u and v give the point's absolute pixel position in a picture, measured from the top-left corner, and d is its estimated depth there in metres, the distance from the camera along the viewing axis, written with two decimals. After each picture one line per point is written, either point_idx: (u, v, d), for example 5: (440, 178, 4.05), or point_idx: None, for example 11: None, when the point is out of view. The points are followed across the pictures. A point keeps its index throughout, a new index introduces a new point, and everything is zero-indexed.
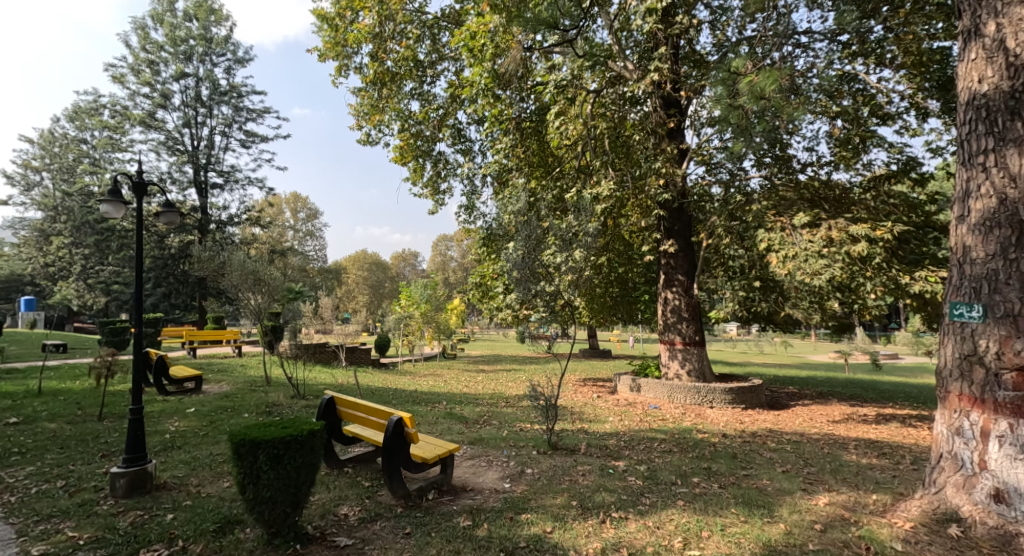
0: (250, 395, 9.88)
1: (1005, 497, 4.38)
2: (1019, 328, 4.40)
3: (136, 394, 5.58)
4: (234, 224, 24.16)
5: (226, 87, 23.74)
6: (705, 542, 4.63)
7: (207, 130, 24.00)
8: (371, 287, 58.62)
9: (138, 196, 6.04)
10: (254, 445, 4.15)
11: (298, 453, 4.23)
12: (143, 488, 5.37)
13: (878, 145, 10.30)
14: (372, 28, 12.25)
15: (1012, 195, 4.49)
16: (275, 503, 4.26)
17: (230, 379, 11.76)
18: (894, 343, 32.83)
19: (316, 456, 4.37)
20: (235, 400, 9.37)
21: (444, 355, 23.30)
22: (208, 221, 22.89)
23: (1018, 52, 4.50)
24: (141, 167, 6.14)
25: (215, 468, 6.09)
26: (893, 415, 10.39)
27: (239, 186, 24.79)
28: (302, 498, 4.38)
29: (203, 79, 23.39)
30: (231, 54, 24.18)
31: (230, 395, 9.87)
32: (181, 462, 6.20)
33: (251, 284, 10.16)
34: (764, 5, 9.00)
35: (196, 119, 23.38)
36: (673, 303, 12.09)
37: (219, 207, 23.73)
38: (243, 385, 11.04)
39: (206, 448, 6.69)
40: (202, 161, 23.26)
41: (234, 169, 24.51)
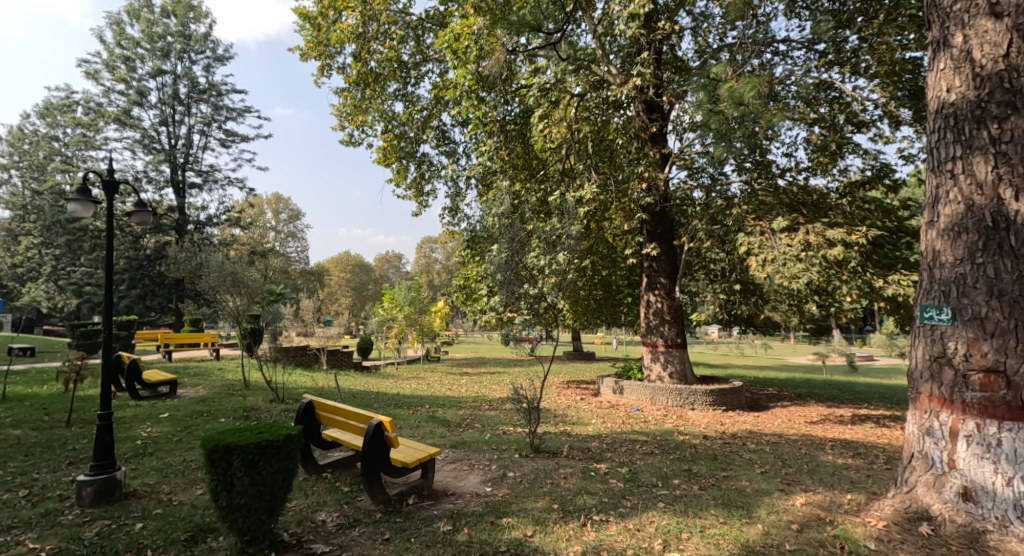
0: (227, 400, 9.75)
1: (973, 496, 4.48)
2: (987, 330, 4.50)
3: (105, 399, 5.46)
4: (213, 225, 23.83)
5: (205, 86, 23.44)
6: (685, 543, 4.67)
7: (185, 129, 23.67)
8: (354, 289, 58.29)
9: (108, 196, 5.91)
10: (227, 451, 4.10)
11: (274, 459, 4.20)
12: (110, 496, 5.27)
13: (854, 151, 10.50)
14: (355, 28, 12.21)
15: (979, 201, 4.60)
16: (249, 510, 4.20)
17: (207, 383, 11.60)
18: (871, 345, 33.57)
19: (293, 461, 4.33)
20: (211, 404, 9.23)
21: (428, 358, 23.23)
22: (186, 221, 22.55)
23: (984, 63, 4.62)
24: (113, 165, 6.00)
25: (188, 474, 6.01)
26: (868, 416, 10.61)
27: (218, 186, 24.48)
28: (277, 505, 4.33)
29: (180, 77, 23.07)
30: (210, 52, 23.86)
31: (206, 399, 9.73)
32: (153, 469, 6.10)
33: (229, 287, 10.03)
34: (744, 12, 9.13)
35: (173, 117, 23.06)
36: (655, 306, 12.20)
37: (198, 207, 23.40)
38: (221, 389, 10.90)
39: (179, 455, 6.58)
40: (179, 160, 22.93)
41: (213, 168, 24.19)
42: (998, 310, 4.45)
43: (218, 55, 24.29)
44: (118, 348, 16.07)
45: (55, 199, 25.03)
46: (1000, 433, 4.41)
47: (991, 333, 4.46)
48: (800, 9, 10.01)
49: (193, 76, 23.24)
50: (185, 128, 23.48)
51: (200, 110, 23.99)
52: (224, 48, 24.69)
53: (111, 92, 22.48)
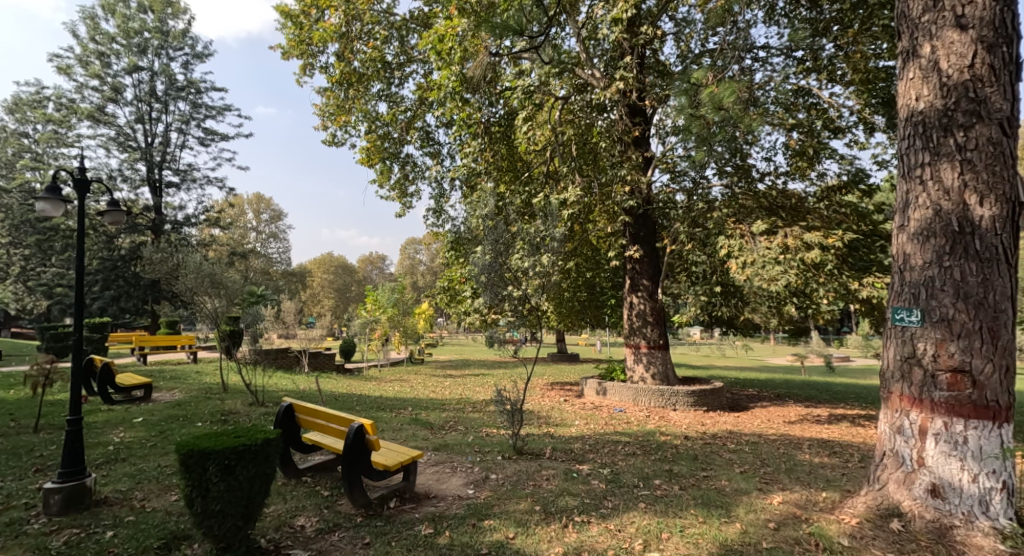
0: (204, 403, 9.65)
1: (940, 492, 4.61)
2: (953, 332, 4.64)
3: (76, 404, 5.39)
4: (191, 225, 23.50)
5: (183, 83, 23.13)
6: (665, 543, 4.74)
7: (163, 127, 23.33)
8: (337, 290, 57.89)
9: (80, 194, 5.82)
10: (203, 456, 4.07)
11: (251, 464, 4.18)
12: (80, 504, 5.20)
13: (830, 156, 10.73)
14: (338, 28, 12.20)
15: (947, 206, 4.74)
16: (225, 516, 4.17)
17: (183, 387, 11.45)
18: (848, 346, 34.29)
19: (271, 465, 4.31)
20: (188, 408, 9.13)
21: (412, 360, 23.15)
22: (163, 221, 22.20)
23: (950, 73, 4.76)
24: (85, 163, 5.92)
25: (162, 480, 5.94)
26: (844, 416, 10.81)
27: (197, 186, 24.16)
28: (254, 510, 4.30)
29: (158, 74, 22.75)
30: (189, 49, 23.56)
31: (182, 403, 9.63)
32: (125, 475, 6.02)
33: (208, 289, 9.92)
34: (725, 18, 9.29)
35: (150, 114, 22.73)
36: (638, 307, 12.32)
37: (175, 207, 23.08)
38: (198, 393, 10.76)
39: (153, 460, 6.50)
40: (156, 159, 22.58)
41: (191, 167, 23.87)
42: (964, 312, 4.61)
43: (197, 51, 23.98)
44: (91, 351, 15.74)
45: (25, 197, 24.44)
46: (966, 430, 4.57)
47: (957, 334, 4.61)
48: (779, 17, 10.22)
49: (171, 73, 22.92)
50: (162, 126, 23.15)
51: (178, 108, 23.67)
52: (203, 45, 24.37)
53: (85, 88, 22.10)
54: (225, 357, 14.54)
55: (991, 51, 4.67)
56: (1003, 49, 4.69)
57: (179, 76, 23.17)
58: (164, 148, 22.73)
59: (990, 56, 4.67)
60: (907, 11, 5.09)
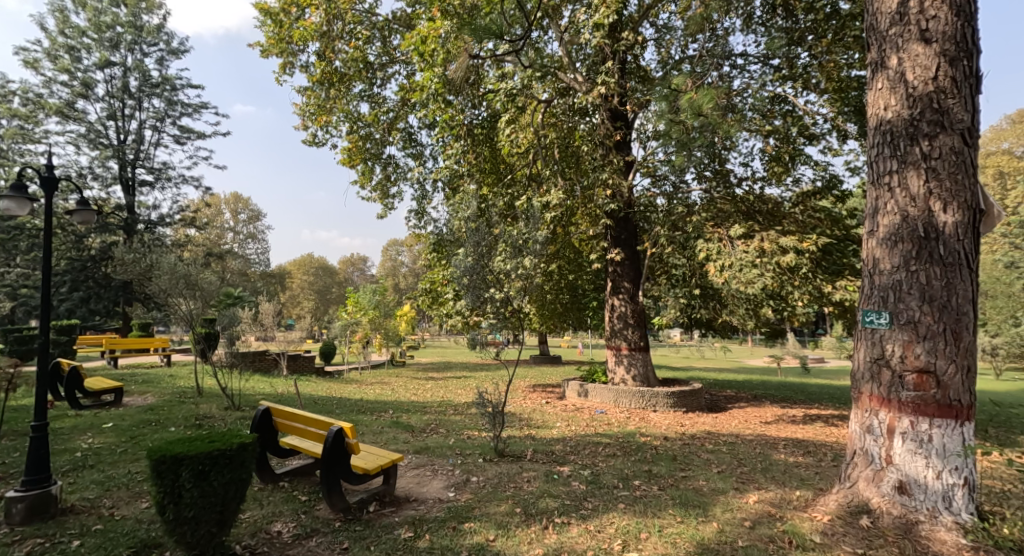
0: (178, 408, 9.51)
1: (907, 489, 4.77)
2: (920, 333, 4.81)
3: (41, 410, 5.31)
4: (165, 225, 23.13)
5: (158, 80, 22.76)
6: (643, 543, 4.83)
7: (136, 124, 22.92)
8: (317, 292, 57.29)
9: (47, 192, 5.72)
10: (175, 462, 4.06)
11: (226, 469, 4.17)
12: (44, 513, 5.11)
13: (805, 162, 10.98)
14: (319, 26, 12.13)
15: (913, 213, 4.91)
16: (199, 522, 4.15)
17: (157, 391, 11.27)
18: (822, 347, 35.09)
19: (246, 470, 4.31)
20: (161, 413, 9.00)
21: (393, 362, 23.04)
22: (136, 221, 21.82)
23: (916, 84, 4.94)
24: (53, 160, 5.83)
25: (133, 487, 5.87)
26: (819, 416, 11.06)
27: (172, 185, 23.79)
28: (229, 516, 4.29)
29: (131, 69, 22.36)
30: (164, 45, 23.19)
31: (155, 407, 9.48)
32: (94, 483, 5.93)
33: (182, 290, 9.77)
34: (703, 25, 9.47)
35: (122, 111, 22.33)
36: (619, 310, 12.46)
37: (149, 206, 22.72)
38: (172, 397, 10.60)
39: (123, 467, 6.41)
40: (129, 157, 22.17)
41: (166, 166, 23.49)
42: (929, 315, 4.78)
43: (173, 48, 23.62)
44: (60, 355, 15.39)
45: None
46: (931, 429, 4.73)
47: (923, 336, 4.78)
48: (756, 25, 10.45)
49: (145, 69, 22.54)
50: (136, 123, 22.75)
51: (153, 105, 23.29)
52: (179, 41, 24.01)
53: (53, 83, 21.64)
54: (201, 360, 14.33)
55: (953, 64, 4.86)
56: (965, 62, 4.87)
57: (153, 73, 22.79)
58: (138, 146, 22.34)
59: (952, 69, 4.86)
60: (875, 24, 5.25)
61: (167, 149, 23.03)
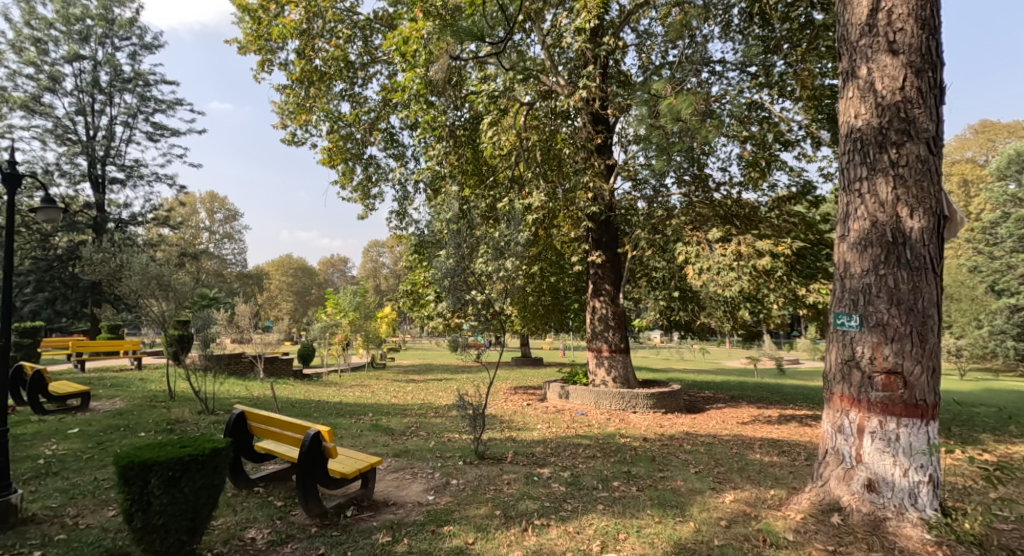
0: (149, 412, 9.35)
1: (876, 487, 4.90)
2: (888, 335, 4.95)
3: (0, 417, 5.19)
4: (136, 224, 22.65)
5: (130, 75, 22.31)
6: (622, 544, 4.88)
7: (106, 120, 22.44)
8: (296, 294, 56.60)
9: (10, 189, 5.59)
10: (144, 468, 4.01)
11: (197, 475, 4.14)
12: (3, 522, 5.00)
13: (780, 168, 11.20)
14: (299, 24, 12.04)
15: (882, 218, 5.06)
16: (168, 530, 4.10)
17: (126, 395, 11.04)
18: (797, 349, 35.78)
19: (219, 476, 4.28)
20: (130, 418, 8.83)
21: (373, 364, 22.87)
22: (105, 220, 21.36)
23: (885, 94, 5.09)
24: (16, 156, 5.69)
25: (98, 495, 5.76)
26: (793, 416, 11.27)
27: (144, 183, 23.31)
28: (200, 524, 4.24)
29: (101, 63, 21.89)
30: (137, 39, 22.75)
31: (124, 412, 9.29)
32: (57, 491, 5.80)
33: (155, 291, 9.59)
34: (682, 32, 9.59)
35: (91, 106, 21.85)
36: (600, 312, 12.56)
37: (119, 204, 22.24)
38: (142, 401, 10.39)
39: (89, 474, 6.29)
40: (98, 153, 21.69)
41: (138, 163, 23.03)
42: (897, 318, 4.93)
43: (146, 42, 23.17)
44: (24, 358, 14.96)
45: None
46: (898, 428, 4.87)
47: (891, 338, 4.93)
48: (734, 33, 10.62)
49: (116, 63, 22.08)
50: (106, 119, 22.26)
51: (124, 100, 22.82)
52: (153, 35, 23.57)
53: (19, 76, 21.10)
54: (173, 362, 14.07)
55: (918, 75, 5.02)
56: (930, 74, 5.04)
57: (125, 67, 22.33)
58: (109, 143, 21.86)
59: (918, 80, 5.02)
60: (846, 35, 5.40)
61: (139, 145, 22.58)
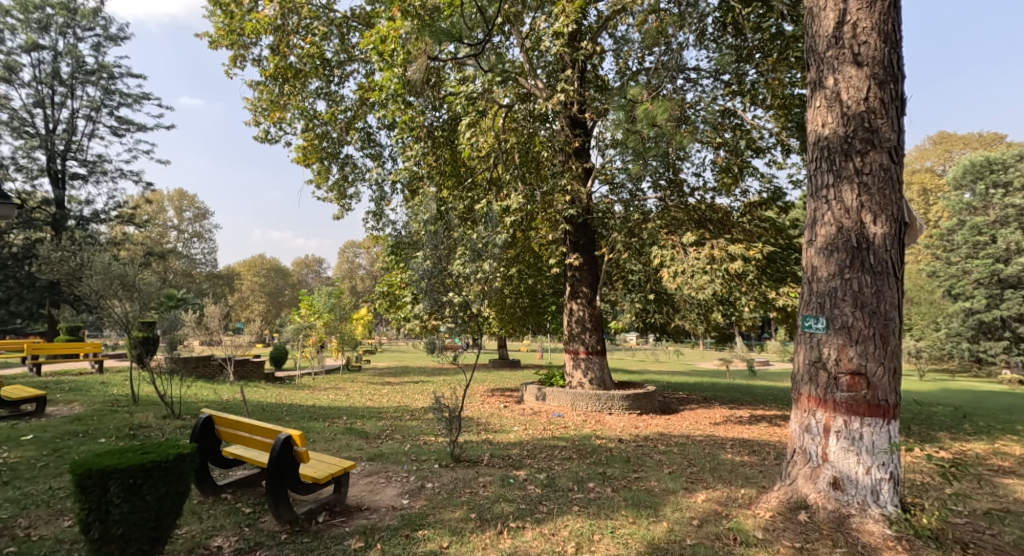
0: (110, 417, 9.11)
1: (841, 485, 5.05)
2: (852, 337, 5.11)
3: None
4: (98, 221, 22.07)
5: (93, 67, 21.74)
6: (596, 545, 4.94)
7: (68, 113, 21.82)
8: (268, 294, 55.72)
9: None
10: (103, 476, 3.93)
11: (161, 482, 4.10)
12: None
13: (752, 174, 11.45)
14: (273, 20, 11.90)
15: (848, 224, 5.22)
16: (128, 540, 4.03)
17: (85, 400, 10.74)
18: (767, 350, 36.53)
19: (183, 483, 4.25)
20: (89, 423, 8.60)
21: (348, 366, 22.64)
22: (65, 217, 20.77)
23: (850, 104, 5.27)
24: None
25: (53, 505, 5.61)
26: (763, 417, 11.51)
27: (107, 179, 22.72)
28: (162, 533, 4.18)
29: (62, 54, 21.29)
30: (101, 30, 22.18)
31: (83, 418, 9.05)
32: (9, 500, 5.63)
33: (118, 291, 9.34)
34: (659, 39, 9.73)
35: (51, 99, 21.24)
36: (577, 314, 12.66)
37: (80, 201, 21.65)
38: (103, 406, 10.12)
39: (42, 483, 6.12)
40: (58, 148, 21.09)
41: (102, 159, 22.44)
42: (861, 320, 5.09)
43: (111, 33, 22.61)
44: None
45: None
46: (862, 428, 5.03)
47: (855, 340, 5.09)
48: (708, 42, 10.85)
49: (78, 55, 21.49)
50: (67, 111, 21.65)
51: (87, 93, 22.23)
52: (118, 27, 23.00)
53: None
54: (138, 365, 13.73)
55: (881, 87, 5.21)
56: (892, 86, 5.23)
57: (88, 59, 21.75)
58: (70, 137, 21.26)
59: (881, 91, 5.20)
60: (814, 46, 5.56)
61: (102, 140, 22.00)
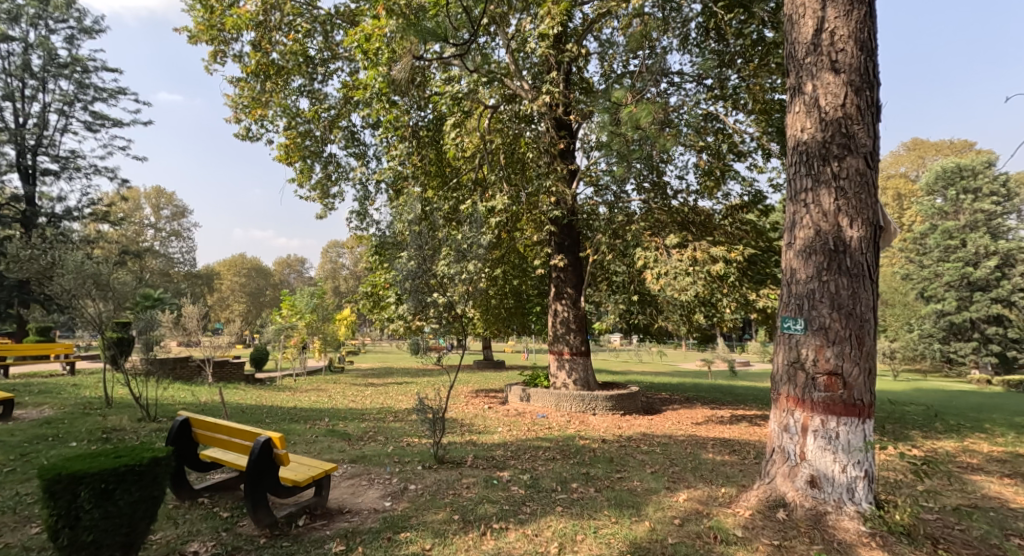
0: (82, 420, 8.95)
1: (818, 483, 5.15)
2: (829, 338, 5.22)
3: None
4: (71, 218, 21.70)
5: (66, 60, 21.33)
6: (579, 545, 4.98)
7: (39, 107, 21.40)
8: (249, 294, 55.07)
9: None
10: (73, 481, 3.86)
11: (135, 486, 4.06)
12: None
13: (734, 177, 11.61)
14: (255, 15, 11.79)
15: (825, 227, 5.33)
16: (100, 546, 3.96)
17: (56, 403, 10.52)
18: (748, 351, 37.00)
19: (158, 487, 4.21)
20: (60, 427, 8.44)
21: (330, 367, 22.47)
22: (36, 215, 20.39)
23: (828, 110, 5.38)
24: None
25: (20, 511, 5.50)
26: (744, 417, 11.66)
27: (80, 175, 22.33)
28: (135, 539, 4.12)
29: (34, 47, 20.87)
30: (74, 22, 21.77)
31: (53, 421, 8.87)
32: None
33: (91, 291, 9.17)
34: (643, 42, 9.80)
35: (22, 92, 20.82)
36: (562, 315, 12.71)
37: (52, 197, 21.26)
38: (74, 409, 9.93)
39: (9, 488, 5.99)
40: (29, 143, 20.68)
41: (75, 154, 22.06)
42: (838, 322, 5.20)
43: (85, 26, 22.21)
44: None
45: None
46: (838, 427, 5.14)
47: (832, 341, 5.19)
48: (691, 46, 10.97)
49: (50, 47, 21.08)
50: (39, 106, 21.23)
51: (60, 87, 21.82)
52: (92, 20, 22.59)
53: None
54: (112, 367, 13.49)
55: (858, 94, 5.32)
56: (868, 92, 5.35)
57: (60, 52, 21.34)
58: (41, 131, 20.86)
59: (857, 98, 5.32)
60: (794, 53, 5.67)
61: (75, 135, 21.62)
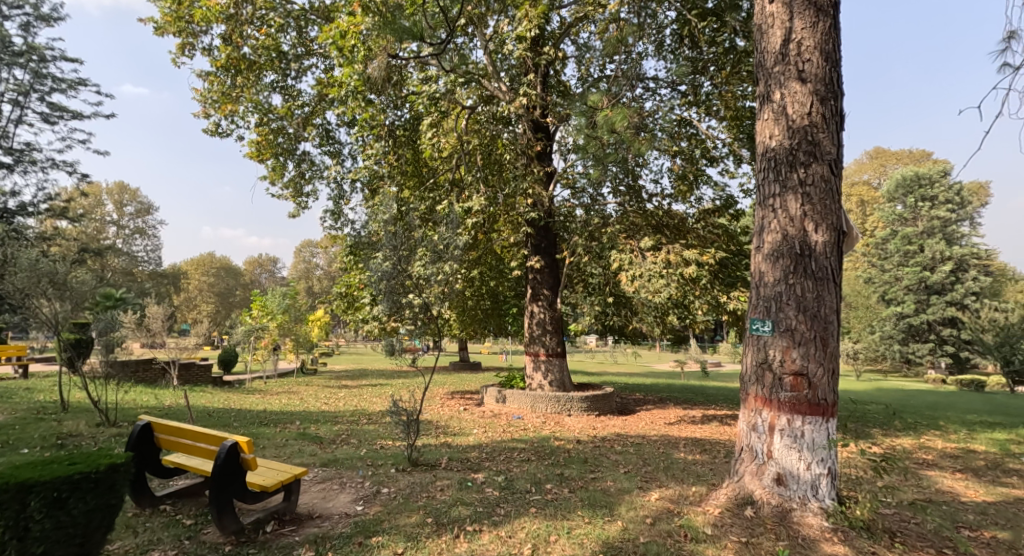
0: (35, 426, 8.66)
1: (784, 481, 5.29)
2: (795, 340, 5.36)
3: None
4: (26, 214, 20.99)
5: (23, 49, 20.59)
6: (552, 546, 5.02)
7: None
8: (219, 295, 53.93)
9: None
10: (23, 490, 3.73)
11: (90, 495, 3.98)
12: None
13: (706, 182, 11.83)
14: (226, 9, 11.58)
15: (792, 232, 5.48)
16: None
17: (9, 408, 10.15)
18: (719, 352, 37.64)
19: (115, 495, 4.13)
20: (12, 433, 8.15)
21: (303, 369, 22.17)
22: None
23: (794, 118, 5.53)
24: None
25: None
26: (715, 417, 11.87)
27: (37, 168, 21.62)
28: (90, 547, 4.02)
29: None
30: (31, 9, 21.07)
31: (5, 426, 8.55)
32: None
33: (47, 290, 8.88)
34: (619, 48, 9.88)
35: None
36: (538, 316, 12.77)
37: (5, 192, 20.54)
38: (28, 414, 9.59)
39: None
40: None
41: (31, 147, 21.34)
42: (804, 323, 5.35)
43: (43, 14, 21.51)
44: None
45: None
46: (803, 426, 5.29)
47: (798, 342, 5.34)
48: (665, 53, 11.15)
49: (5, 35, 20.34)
50: None
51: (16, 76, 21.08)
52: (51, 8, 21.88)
53: None
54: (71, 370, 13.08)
55: (822, 103, 5.50)
56: (832, 102, 5.53)
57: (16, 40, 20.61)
58: None
59: (823, 107, 5.49)
60: (763, 62, 5.82)
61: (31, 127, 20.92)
